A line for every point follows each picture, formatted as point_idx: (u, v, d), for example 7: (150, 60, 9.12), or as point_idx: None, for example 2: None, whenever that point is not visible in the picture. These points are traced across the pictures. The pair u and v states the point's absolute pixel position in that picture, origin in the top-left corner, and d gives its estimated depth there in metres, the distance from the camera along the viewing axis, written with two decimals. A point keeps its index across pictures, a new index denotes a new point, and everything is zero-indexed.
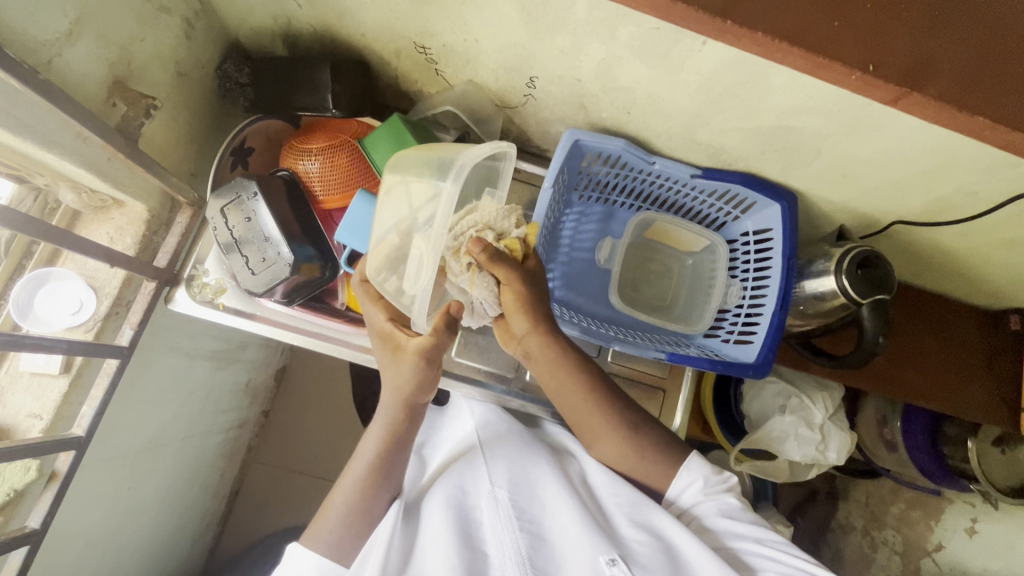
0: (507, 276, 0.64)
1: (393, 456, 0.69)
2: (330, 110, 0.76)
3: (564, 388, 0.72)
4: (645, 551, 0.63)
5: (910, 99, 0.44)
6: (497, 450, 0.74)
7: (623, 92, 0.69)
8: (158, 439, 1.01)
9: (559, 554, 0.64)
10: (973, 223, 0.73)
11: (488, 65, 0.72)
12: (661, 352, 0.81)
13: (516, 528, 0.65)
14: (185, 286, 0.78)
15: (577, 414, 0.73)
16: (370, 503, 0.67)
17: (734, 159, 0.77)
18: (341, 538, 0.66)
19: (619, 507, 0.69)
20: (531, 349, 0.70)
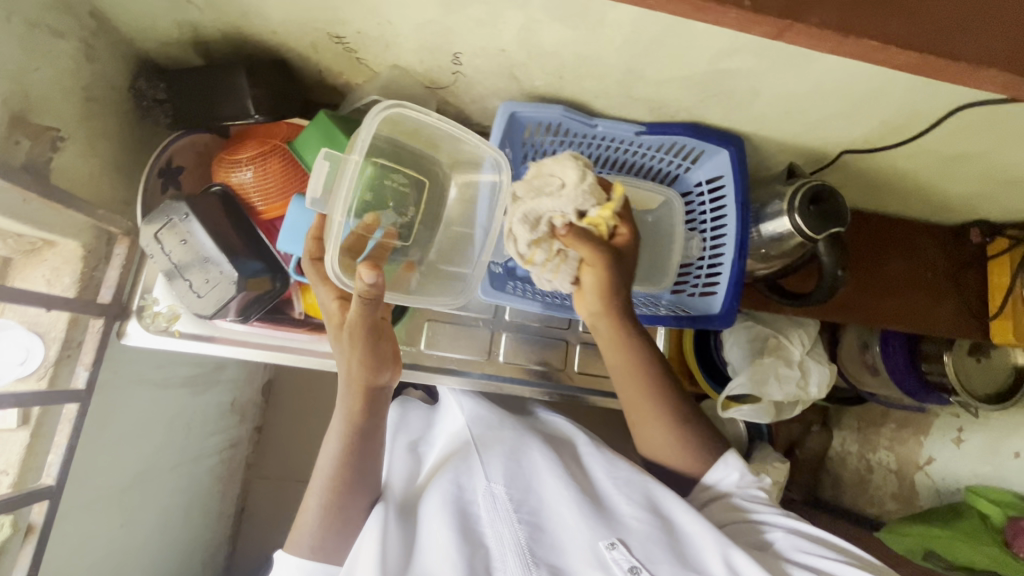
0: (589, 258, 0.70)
1: (356, 456, 0.68)
2: (254, 116, 0.72)
3: (624, 367, 0.75)
4: (642, 528, 0.65)
5: (794, 31, 0.43)
6: (489, 448, 0.75)
7: (551, 56, 0.67)
8: (145, 473, 1.00)
9: (558, 541, 0.65)
10: (920, 142, 0.73)
11: (409, 46, 0.69)
12: None
13: (514, 519, 0.66)
14: (136, 317, 0.76)
15: (628, 395, 0.76)
16: (348, 505, 0.69)
17: (676, 110, 0.75)
18: (322, 539, 0.68)
19: (614, 487, 0.71)
20: (597, 327, 0.75)
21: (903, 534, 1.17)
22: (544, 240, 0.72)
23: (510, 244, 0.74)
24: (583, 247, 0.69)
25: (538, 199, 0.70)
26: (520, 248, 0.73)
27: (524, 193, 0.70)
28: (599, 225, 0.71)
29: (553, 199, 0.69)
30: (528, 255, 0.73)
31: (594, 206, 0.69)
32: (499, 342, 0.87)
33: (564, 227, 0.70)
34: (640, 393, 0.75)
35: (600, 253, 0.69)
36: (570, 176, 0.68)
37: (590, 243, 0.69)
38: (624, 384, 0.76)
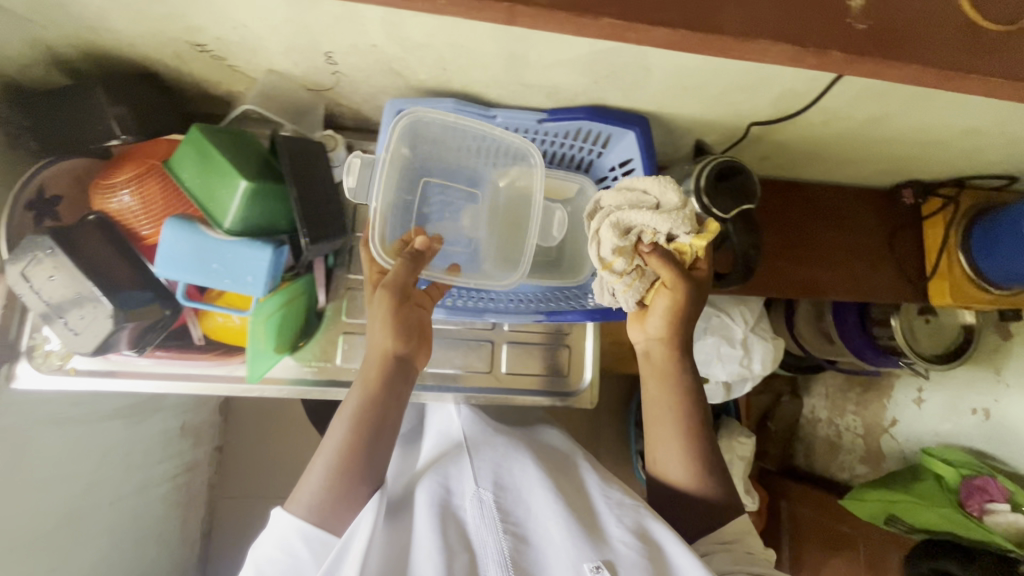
0: (668, 279, 0.70)
1: (373, 420, 0.68)
2: (120, 136, 0.69)
3: (663, 401, 0.75)
4: (630, 554, 0.63)
5: (521, 13, 0.42)
6: (484, 453, 0.76)
7: (426, 48, 0.63)
8: (77, 512, 0.96)
9: (545, 557, 0.64)
10: (829, 107, 0.70)
11: (276, 49, 0.64)
12: (540, 314, 0.81)
13: (500, 528, 0.65)
14: (26, 358, 0.72)
15: (656, 423, 0.76)
16: (357, 476, 0.66)
17: (574, 95, 0.72)
18: (323, 501, 0.64)
19: (607, 508, 0.70)
20: (653, 353, 0.76)
21: (865, 500, 1.17)
22: (626, 251, 0.72)
23: (591, 249, 0.74)
24: (660, 266, 0.71)
25: (633, 211, 0.71)
26: (601, 251, 0.73)
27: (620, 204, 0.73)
28: (684, 250, 0.71)
29: (650, 215, 0.70)
30: (607, 261, 0.72)
31: (687, 233, 0.69)
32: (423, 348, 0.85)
33: (651, 243, 0.72)
34: (673, 430, 0.75)
35: (681, 278, 0.71)
36: (669, 200, 0.70)
37: (672, 264, 0.70)
38: (657, 408, 0.75)
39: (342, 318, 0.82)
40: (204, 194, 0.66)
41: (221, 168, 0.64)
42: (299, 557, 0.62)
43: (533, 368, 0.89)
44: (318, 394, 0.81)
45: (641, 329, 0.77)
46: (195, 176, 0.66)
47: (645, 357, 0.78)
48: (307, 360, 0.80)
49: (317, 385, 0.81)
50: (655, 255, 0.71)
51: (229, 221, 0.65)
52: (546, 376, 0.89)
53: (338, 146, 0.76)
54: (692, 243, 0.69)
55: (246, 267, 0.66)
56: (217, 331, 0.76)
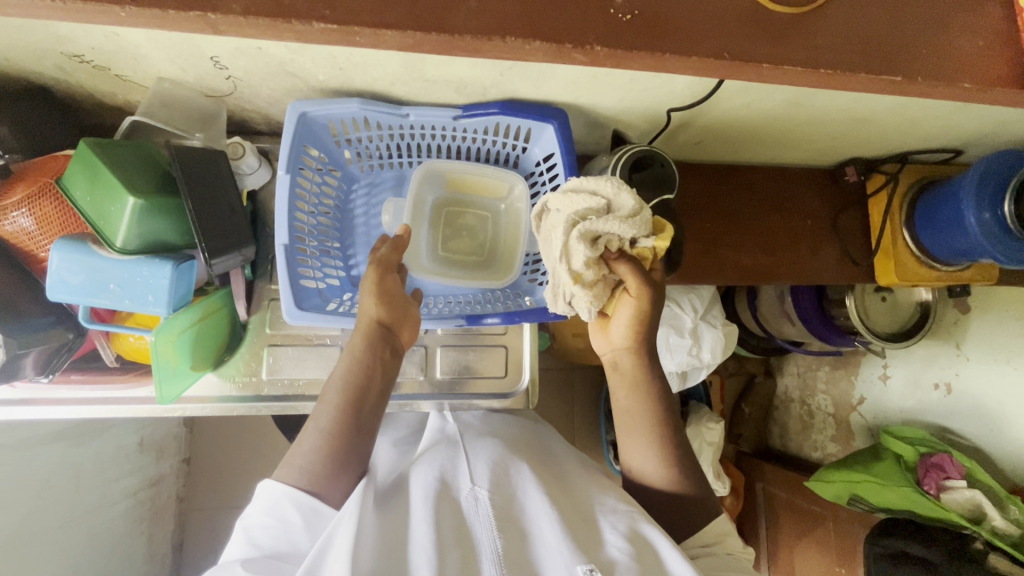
0: (636, 289, 0.68)
1: (362, 386, 0.69)
2: (2, 156, 0.65)
3: (638, 406, 0.75)
4: (626, 560, 0.61)
5: (221, 23, 0.41)
6: (475, 445, 0.78)
7: (314, 48, 0.60)
8: (22, 537, 0.94)
9: (538, 560, 0.61)
10: (748, 90, 0.67)
11: (159, 56, 0.61)
12: (461, 318, 0.78)
13: (494, 527, 0.63)
14: None
15: (625, 426, 0.76)
16: (349, 446, 0.67)
17: (484, 89, 0.69)
18: (315, 466, 0.65)
19: (601, 515, 0.68)
20: (621, 361, 0.76)
21: (830, 481, 1.17)
22: (595, 262, 0.66)
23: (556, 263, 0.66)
24: (631, 274, 0.67)
25: (602, 219, 0.63)
26: (570, 265, 0.65)
27: (584, 211, 0.65)
28: (645, 253, 0.69)
29: (616, 224, 0.64)
30: (578, 275, 0.66)
31: (648, 239, 0.67)
32: None
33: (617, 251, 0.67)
34: (645, 432, 0.75)
35: (649, 286, 0.69)
36: (626, 206, 0.64)
37: (640, 273, 0.68)
38: (631, 412, 0.75)
39: (266, 331, 0.79)
40: (93, 210, 0.63)
41: (110, 184, 0.61)
42: (290, 524, 0.62)
43: (470, 371, 0.88)
44: (245, 410, 0.78)
45: (605, 338, 0.76)
46: (83, 191, 0.62)
47: (612, 364, 0.77)
48: (232, 376, 0.78)
49: (244, 401, 0.78)
50: (621, 262, 0.67)
51: (120, 240, 0.62)
52: (483, 377, 0.88)
53: (248, 154, 0.73)
54: (652, 247, 0.67)
55: (145, 288, 0.63)
56: (130, 351, 0.72)
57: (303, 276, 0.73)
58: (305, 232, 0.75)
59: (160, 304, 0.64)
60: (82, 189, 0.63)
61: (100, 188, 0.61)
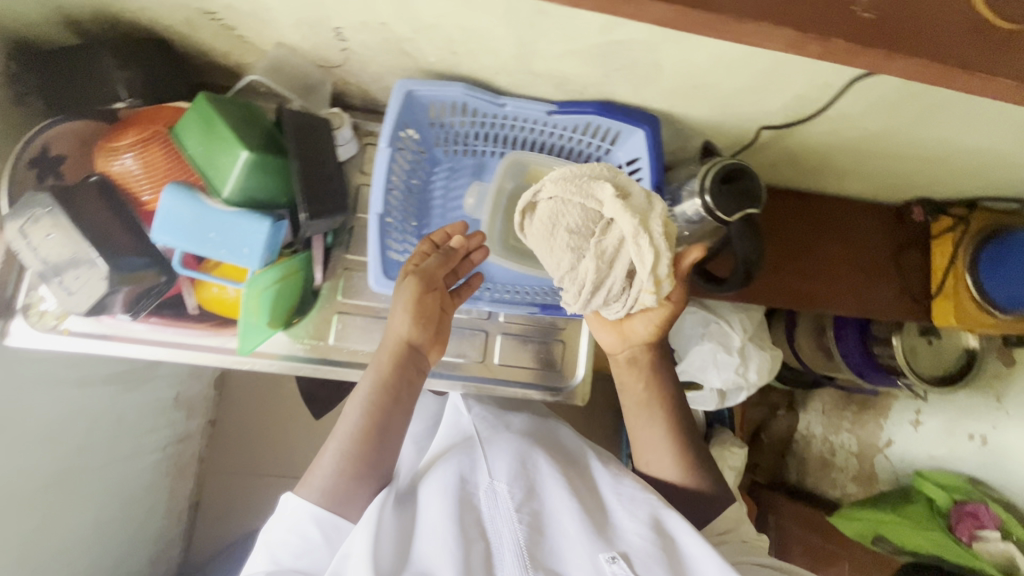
0: (677, 297, 0.72)
1: (388, 410, 0.71)
2: (125, 99, 0.69)
3: (652, 401, 0.80)
4: (643, 546, 0.64)
5: None
6: (495, 435, 0.77)
7: (436, 30, 0.62)
8: (66, 473, 0.97)
9: (557, 549, 0.64)
10: (840, 117, 0.69)
11: (286, 22, 0.64)
12: (535, 307, 0.82)
13: (516, 520, 0.65)
14: (21, 316, 0.73)
15: (637, 419, 0.81)
16: (370, 459, 0.69)
17: (584, 87, 0.71)
18: (336, 485, 0.68)
19: (619, 503, 0.69)
20: (639, 357, 0.80)
21: (855, 518, 1.16)
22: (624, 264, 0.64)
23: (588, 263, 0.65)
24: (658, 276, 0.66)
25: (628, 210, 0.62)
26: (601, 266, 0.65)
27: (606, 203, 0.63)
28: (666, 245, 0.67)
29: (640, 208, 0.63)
30: (658, 279, 0.62)
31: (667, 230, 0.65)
32: None
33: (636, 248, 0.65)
34: (660, 432, 0.80)
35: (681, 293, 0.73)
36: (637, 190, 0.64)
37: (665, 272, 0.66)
38: (647, 403, 0.80)
39: (336, 297, 0.81)
40: (204, 160, 0.66)
41: (224, 137, 0.64)
42: (312, 541, 0.65)
43: (525, 361, 0.86)
44: (309, 371, 0.80)
45: (622, 337, 0.79)
46: (197, 141, 0.66)
47: (627, 360, 0.80)
48: (300, 337, 0.80)
49: (309, 362, 0.80)
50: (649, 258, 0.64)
51: (229, 189, 0.65)
52: (538, 370, 0.85)
53: (344, 125, 0.75)
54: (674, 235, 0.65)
55: (242, 238, 0.65)
56: (212, 302, 0.75)
57: (390, 248, 0.77)
58: (389, 206, 0.77)
59: (257, 256, 0.66)
60: (196, 139, 0.66)
61: (214, 139, 0.65)
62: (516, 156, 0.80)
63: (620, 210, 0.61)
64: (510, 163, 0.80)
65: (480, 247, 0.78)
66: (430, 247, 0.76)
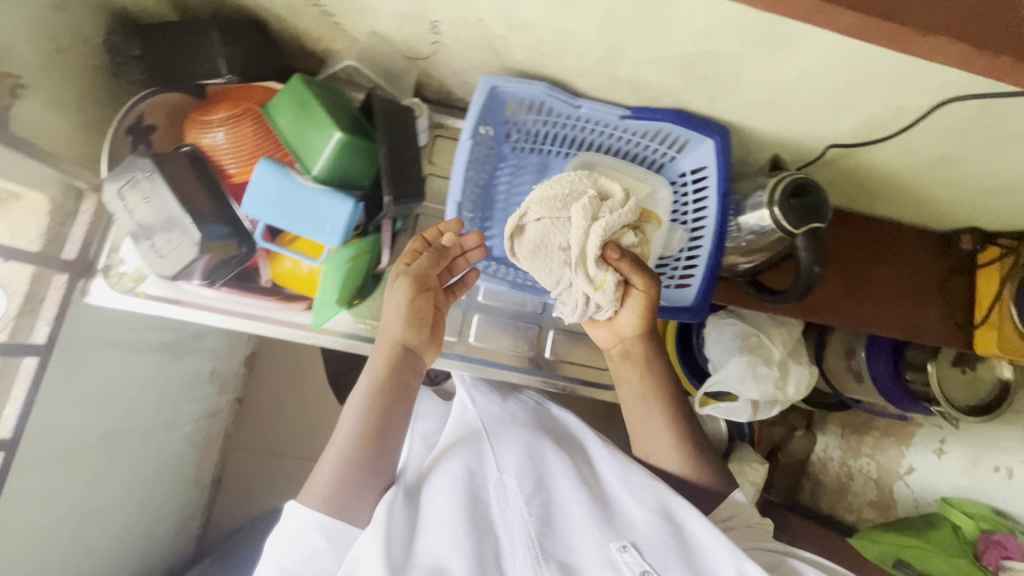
0: (643, 283, 0.71)
1: (384, 414, 0.72)
2: (224, 75, 0.72)
3: (647, 394, 0.80)
4: (653, 532, 0.65)
5: None
6: (497, 424, 0.78)
7: (530, 30, 0.65)
8: (114, 435, 0.99)
9: (569, 539, 0.65)
10: (909, 141, 0.70)
11: (386, 12, 0.67)
12: None
13: (525, 511, 0.66)
14: (102, 276, 0.75)
15: (636, 413, 0.81)
16: (370, 464, 0.69)
17: (660, 94, 0.73)
18: (337, 492, 0.68)
19: (626, 492, 0.70)
20: (631, 349, 0.79)
21: (878, 540, 1.16)
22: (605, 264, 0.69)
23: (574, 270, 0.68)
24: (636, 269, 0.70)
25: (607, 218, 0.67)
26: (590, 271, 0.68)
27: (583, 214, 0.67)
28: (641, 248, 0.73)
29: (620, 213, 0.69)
30: (598, 281, 0.68)
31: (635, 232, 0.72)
32: (471, 322, 0.87)
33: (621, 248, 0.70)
34: (659, 422, 0.79)
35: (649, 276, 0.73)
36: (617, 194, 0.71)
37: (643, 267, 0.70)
38: (642, 395, 0.80)
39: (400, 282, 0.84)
40: (296, 140, 0.69)
41: (319, 118, 0.67)
42: (316, 549, 0.65)
43: (574, 357, 0.88)
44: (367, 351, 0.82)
45: (610, 331, 0.79)
46: (290, 121, 0.69)
47: (622, 354, 0.80)
48: (361, 316, 0.82)
49: (367, 342, 0.81)
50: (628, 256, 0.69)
51: (319, 168, 0.68)
52: (591, 367, 0.88)
53: (423, 115, 0.78)
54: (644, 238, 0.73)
55: (325, 215, 0.68)
56: (283, 276, 0.78)
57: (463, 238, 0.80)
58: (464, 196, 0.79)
59: (336, 233, 0.69)
60: (289, 119, 0.69)
61: (308, 119, 0.68)
62: (586, 156, 0.82)
63: (578, 216, 0.67)
64: (581, 162, 0.82)
65: (476, 246, 0.77)
66: (422, 245, 0.77)
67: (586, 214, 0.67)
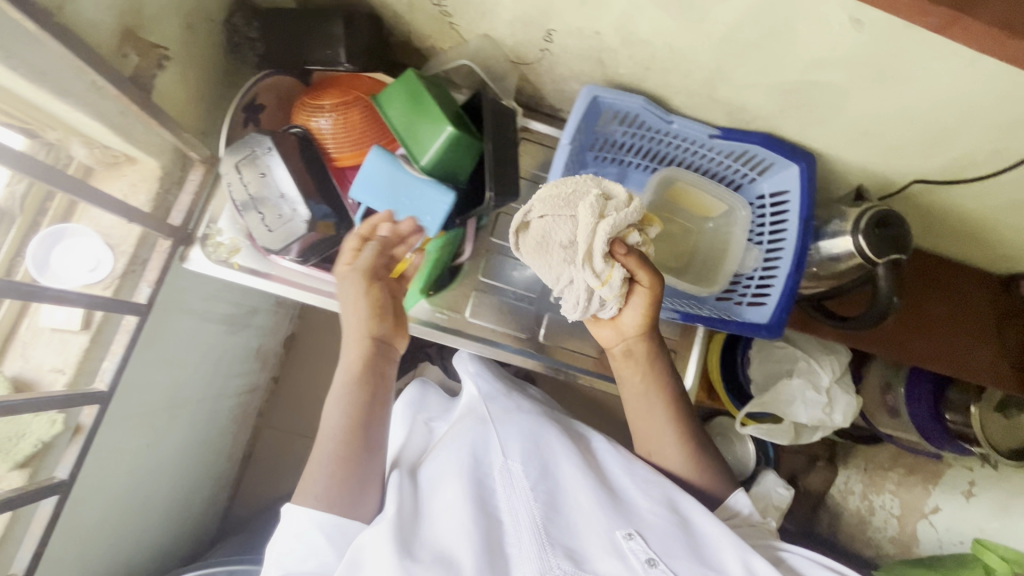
0: (647, 278, 0.70)
1: (370, 401, 0.70)
2: (343, 64, 0.75)
3: (649, 392, 0.78)
4: (658, 522, 0.64)
5: None
6: (496, 409, 0.79)
7: (644, 45, 0.68)
8: (176, 401, 1.02)
9: (575, 523, 0.64)
10: (994, 183, 0.72)
11: (505, 17, 0.70)
12: (676, 313, 0.81)
13: (532, 496, 0.65)
14: (200, 245, 0.78)
15: (639, 412, 0.79)
16: (359, 459, 0.68)
17: (754, 117, 0.76)
18: (331, 489, 0.66)
19: (633, 483, 0.70)
20: (635, 349, 0.77)
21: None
22: (612, 258, 0.67)
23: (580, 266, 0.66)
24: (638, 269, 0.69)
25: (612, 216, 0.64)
26: (597, 265, 0.66)
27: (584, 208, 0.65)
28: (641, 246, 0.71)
29: (625, 212, 0.66)
30: (604, 275, 0.66)
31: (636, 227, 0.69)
32: (544, 320, 0.87)
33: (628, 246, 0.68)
34: (661, 417, 0.77)
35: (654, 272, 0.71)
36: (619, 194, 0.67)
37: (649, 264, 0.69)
38: (643, 397, 0.78)
39: (477, 276, 0.87)
40: (406, 132, 0.72)
41: (433, 113, 0.70)
42: (316, 546, 0.63)
43: None
44: (442, 338, 0.83)
45: (614, 329, 0.77)
46: (401, 113, 0.72)
47: (624, 353, 0.78)
48: (440, 305, 0.84)
49: (442, 331, 0.83)
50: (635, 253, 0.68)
51: (428, 160, 0.71)
52: None
53: (518, 118, 0.81)
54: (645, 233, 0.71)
55: (427, 205, 0.71)
56: None
57: None
58: None
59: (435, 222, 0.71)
60: (401, 111, 0.72)
61: (420, 112, 0.71)
62: (671, 171, 0.85)
63: (586, 213, 0.64)
64: (664, 176, 0.84)
65: (413, 232, 0.71)
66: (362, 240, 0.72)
67: (593, 213, 0.64)
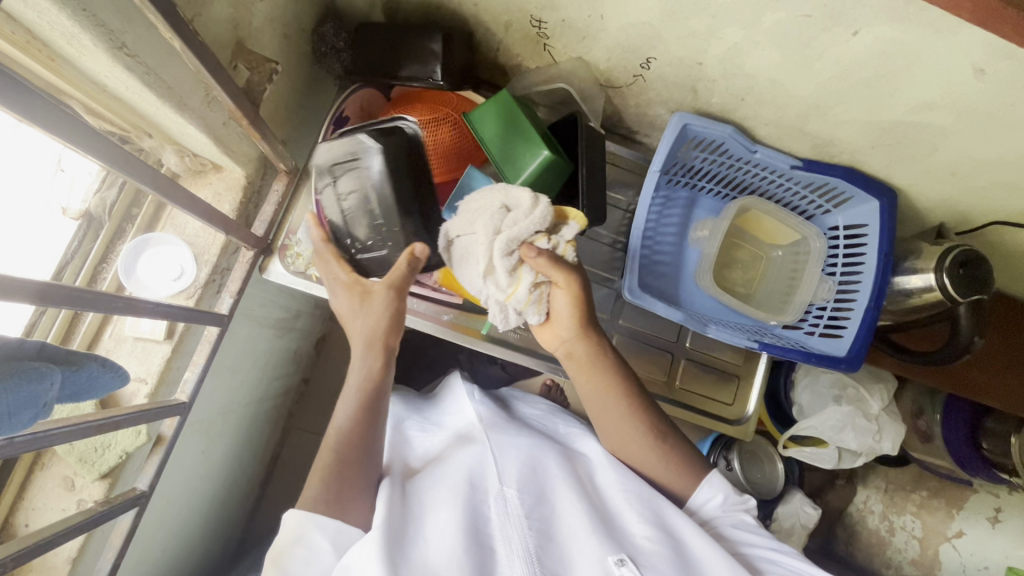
0: (563, 277, 0.64)
1: (370, 411, 0.66)
2: (437, 80, 0.74)
3: (598, 392, 0.70)
4: (654, 548, 0.60)
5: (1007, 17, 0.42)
6: (495, 430, 0.72)
7: (745, 78, 0.68)
8: (228, 405, 1.00)
9: (567, 552, 0.59)
10: None
11: (606, 42, 0.71)
12: (755, 341, 0.80)
13: (525, 524, 0.60)
14: (279, 256, 0.77)
15: (599, 415, 0.72)
16: (356, 472, 0.62)
17: (840, 152, 0.76)
18: (335, 489, 0.60)
19: (625, 503, 0.66)
20: (575, 351, 0.71)
21: None
22: (519, 266, 0.63)
23: (490, 279, 0.64)
24: (553, 273, 0.64)
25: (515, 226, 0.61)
26: (501, 278, 0.63)
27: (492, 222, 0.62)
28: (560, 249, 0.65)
29: (527, 220, 0.61)
30: (511, 288, 0.64)
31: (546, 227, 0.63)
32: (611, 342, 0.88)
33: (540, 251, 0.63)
34: (618, 414, 0.70)
35: (571, 269, 0.65)
36: (524, 199, 0.62)
37: (562, 264, 0.63)
38: (600, 399, 0.71)
39: None
40: (498, 153, 0.72)
41: (529, 137, 0.70)
42: (321, 552, 0.56)
43: (701, 389, 0.90)
44: (514, 356, 0.82)
45: (553, 333, 0.71)
46: (493, 134, 0.71)
47: (566, 357, 0.72)
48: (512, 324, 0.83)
49: (518, 351, 0.82)
50: (544, 257, 0.62)
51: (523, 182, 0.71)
52: (710, 399, 0.90)
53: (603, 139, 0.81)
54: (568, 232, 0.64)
55: None
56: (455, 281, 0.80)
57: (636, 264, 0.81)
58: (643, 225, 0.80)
59: None
60: (492, 132, 0.71)
61: (515, 135, 0.71)
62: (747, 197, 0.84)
63: (481, 229, 0.63)
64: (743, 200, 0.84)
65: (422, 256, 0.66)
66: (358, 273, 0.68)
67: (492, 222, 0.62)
